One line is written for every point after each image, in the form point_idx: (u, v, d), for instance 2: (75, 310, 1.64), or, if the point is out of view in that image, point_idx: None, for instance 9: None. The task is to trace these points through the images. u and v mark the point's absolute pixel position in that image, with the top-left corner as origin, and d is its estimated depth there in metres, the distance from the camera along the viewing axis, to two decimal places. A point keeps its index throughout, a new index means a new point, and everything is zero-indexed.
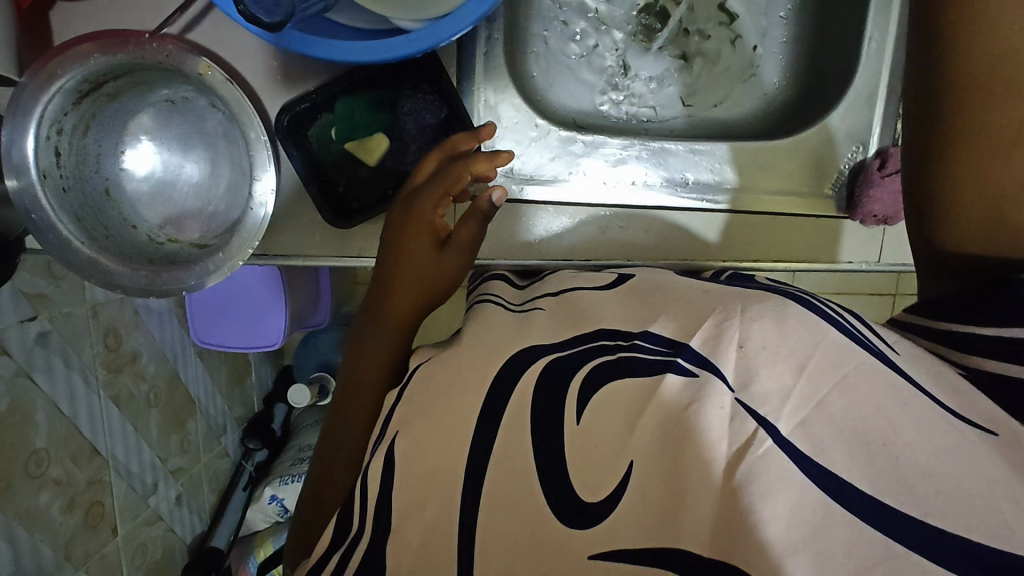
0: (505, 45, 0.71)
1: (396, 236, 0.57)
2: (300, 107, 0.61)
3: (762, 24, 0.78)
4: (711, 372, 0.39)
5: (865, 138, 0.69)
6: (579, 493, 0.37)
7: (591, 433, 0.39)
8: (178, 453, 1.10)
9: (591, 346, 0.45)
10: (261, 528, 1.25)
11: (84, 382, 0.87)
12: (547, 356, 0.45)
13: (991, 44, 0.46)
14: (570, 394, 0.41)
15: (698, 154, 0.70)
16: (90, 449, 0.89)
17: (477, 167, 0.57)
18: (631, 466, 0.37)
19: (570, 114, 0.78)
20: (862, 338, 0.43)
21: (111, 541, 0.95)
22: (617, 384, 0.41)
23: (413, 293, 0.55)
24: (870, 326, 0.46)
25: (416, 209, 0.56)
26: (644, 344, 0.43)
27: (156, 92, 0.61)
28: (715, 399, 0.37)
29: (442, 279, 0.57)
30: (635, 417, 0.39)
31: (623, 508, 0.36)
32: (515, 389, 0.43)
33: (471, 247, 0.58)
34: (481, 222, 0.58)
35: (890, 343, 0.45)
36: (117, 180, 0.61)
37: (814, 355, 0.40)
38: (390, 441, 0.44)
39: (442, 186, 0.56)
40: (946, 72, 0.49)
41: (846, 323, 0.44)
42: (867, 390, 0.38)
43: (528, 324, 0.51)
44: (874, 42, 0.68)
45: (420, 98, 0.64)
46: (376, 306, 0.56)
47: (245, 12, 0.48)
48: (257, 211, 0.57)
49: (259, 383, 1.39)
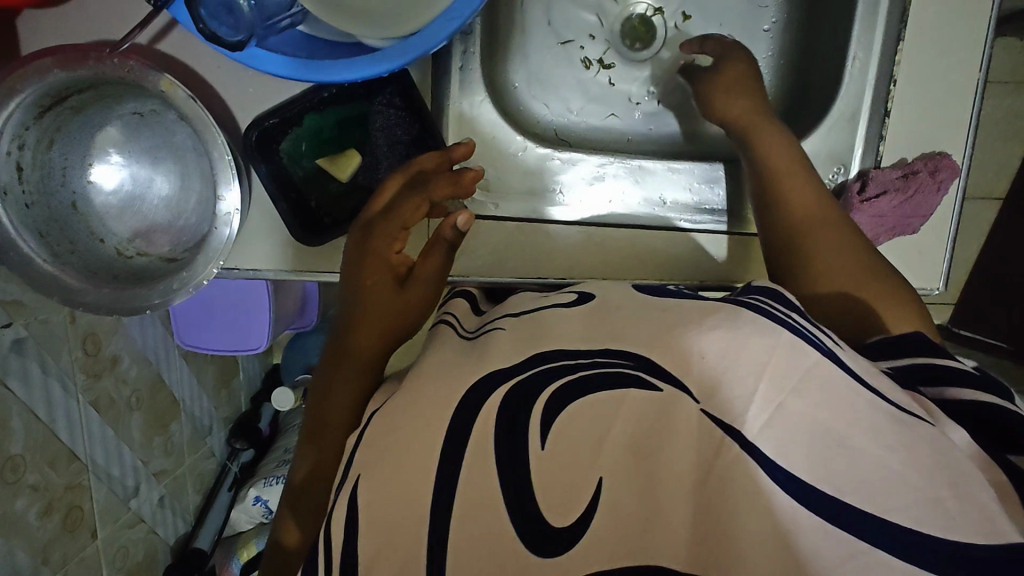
0: (484, 57, 0.70)
1: (354, 268, 0.56)
2: (269, 122, 0.59)
3: (748, 37, 0.76)
4: (676, 386, 0.39)
5: (846, 159, 0.68)
6: (549, 519, 0.36)
7: (558, 456, 0.38)
8: (160, 455, 1.10)
9: (545, 367, 0.42)
10: (245, 528, 1.25)
11: (62, 388, 0.86)
12: (505, 384, 0.41)
13: (780, 157, 0.63)
14: (535, 415, 0.39)
15: (676, 172, 0.71)
16: (68, 454, 0.88)
17: (439, 192, 0.58)
18: (601, 482, 0.37)
19: (551, 126, 0.77)
20: (811, 335, 0.40)
21: (90, 544, 0.95)
22: (585, 403, 0.39)
23: (378, 330, 0.54)
24: (816, 323, 0.43)
25: (373, 241, 0.56)
26: (609, 361, 0.41)
27: (123, 105, 0.60)
28: (681, 411, 0.37)
29: (405, 313, 0.55)
30: (602, 434, 0.38)
31: (595, 527, 0.36)
32: (481, 411, 0.40)
33: (435, 278, 0.57)
34: (446, 251, 0.58)
35: (836, 339, 0.42)
36: (84, 194, 0.60)
37: (772, 361, 0.37)
38: (352, 484, 0.41)
39: (401, 214, 0.57)
40: (766, 176, 0.63)
41: (791, 320, 0.41)
42: (839, 400, 0.36)
43: (492, 342, 0.47)
44: (857, 61, 0.66)
45: (392, 114, 0.63)
46: (340, 347, 0.55)
47: (205, 31, 0.47)
48: (223, 230, 0.57)
49: (248, 382, 1.38)
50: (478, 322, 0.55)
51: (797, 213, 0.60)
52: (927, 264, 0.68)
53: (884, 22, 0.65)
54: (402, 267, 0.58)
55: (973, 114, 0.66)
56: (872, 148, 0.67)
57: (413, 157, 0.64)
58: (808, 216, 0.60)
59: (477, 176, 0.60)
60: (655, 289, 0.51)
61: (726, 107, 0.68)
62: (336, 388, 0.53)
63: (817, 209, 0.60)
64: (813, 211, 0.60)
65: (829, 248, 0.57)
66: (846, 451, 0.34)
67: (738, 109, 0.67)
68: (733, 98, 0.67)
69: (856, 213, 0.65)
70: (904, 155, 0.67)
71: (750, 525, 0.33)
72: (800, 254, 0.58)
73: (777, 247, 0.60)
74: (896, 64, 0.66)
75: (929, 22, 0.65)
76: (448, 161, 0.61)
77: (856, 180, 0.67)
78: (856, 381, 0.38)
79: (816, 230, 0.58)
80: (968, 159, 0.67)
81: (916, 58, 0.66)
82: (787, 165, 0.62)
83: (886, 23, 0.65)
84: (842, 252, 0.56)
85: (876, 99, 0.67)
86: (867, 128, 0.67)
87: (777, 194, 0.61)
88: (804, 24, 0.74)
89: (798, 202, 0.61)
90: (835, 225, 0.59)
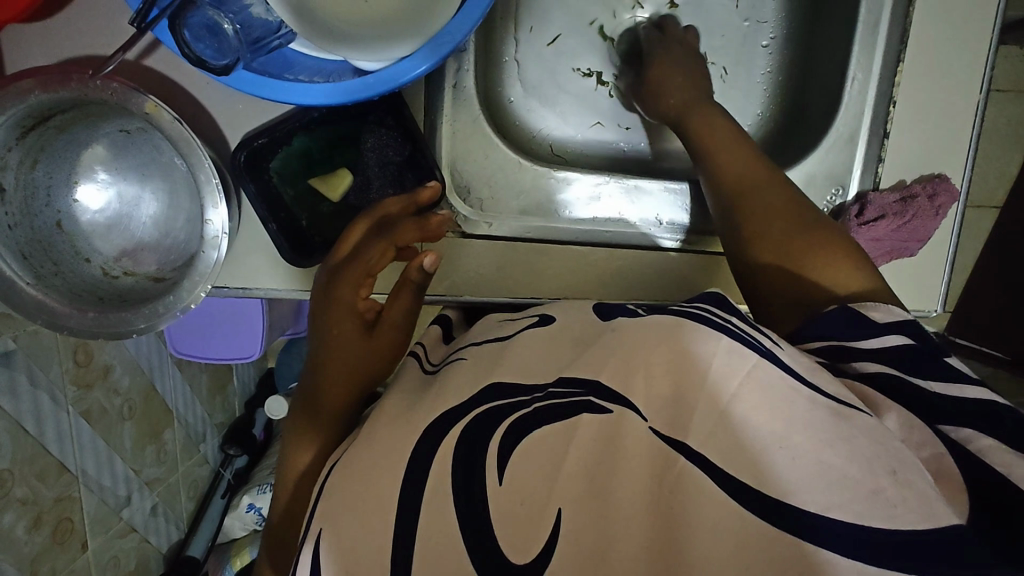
0: (478, 74, 0.69)
1: (321, 318, 0.55)
2: (257, 142, 0.58)
3: (746, 53, 0.75)
4: (623, 405, 0.38)
5: (844, 180, 0.67)
6: (510, 556, 0.35)
7: (516, 489, 0.37)
8: (153, 463, 1.08)
9: (500, 401, 0.41)
10: (238, 535, 1.23)
11: (52, 400, 0.84)
12: (466, 417, 0.41)
13: (711, 123, 0.64)
14: (490, 451, 0.38)
15: (674, 193, 0.70)
16: (58, 467, 0.87)
17: (406, 237, 0.56)
18: (560, 514, 0.35)
19: (548, 142, 0.76)
20: (749, 339, 0.39)
21: (80, 556, 0.94)
22: (537, 435, 0.38)
23: (346, 380, 0.54)
24: (755, 324, 0.42)
25: (338, 290, 0.55)
26: (559, 392, 0.40)
27: (109, 123, 0.59)
28: (633, 432, 0.37)
29: (376, 357, 0.55)
30: (557, 465, 0.37)
31: (557, 562, 0.34)
32: (441, 445, 0.39)
33: (403, 323, 0.57)
34: (415, 292, 0.57)
35: (775, 341, 0.41)
36: (69, 213, 0.59)
37: (710, 368, 0.37)
38: (316, 537, 0.39)
39: (367, 261, 0.55)
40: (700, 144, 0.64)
41: (728, 322, 0.40)
42: (791, 409, 0.35)
43: (461, 368, 0.48)
44: (857, 82, 0.66)
45: (384, 134, 0.61)
46: (308, 395, 0.55)
47: (189, 55, 0.47)
48: (210, 253, 0.56)
49: (241, 388, 1.36)
50: (443, 354, 0.57)
51: (739, 179, 0.60)
52: (926, 287, 0.68)
53: (883, 43, 0.65)
54: (369, 311, 0.57)
55: (973, 136, 0.65)
56: (871, 169, 0.66)
57: (404, 177, 0.62)
58: (750, 180, 0.60)
59: (443, 219, 0.58)
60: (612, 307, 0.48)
61: (663, 94, 0.68)
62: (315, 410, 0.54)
63: (752, 170, 0.60)
64: (749, 173, 0.60)
65: (768, 212, 0.57)
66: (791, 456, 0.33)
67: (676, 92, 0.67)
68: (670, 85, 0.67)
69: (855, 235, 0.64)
70: (904, 176, 0.66)
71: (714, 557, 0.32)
72: (744, 223, 0.58)
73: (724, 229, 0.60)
74: (895, 86, 0.65)
75: (928, 43, 0.64)
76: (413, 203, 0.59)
77: (854, 202, 0.66)
78: (793, 377, 0.37)
79: (762, 210, 0.58)
80: (967, 178, 0.66)
81: (918, 79, 0.65)
82: (724, 147, 0.62)
83: (886, 44, 0.65)
84: (784, 230, 0.57)
85: (875, 120, 0.66)
86: (865, 149, 0.66)
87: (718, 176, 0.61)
88: (803, 40, 0.74)
89: (739, 169, 0.61)
90: (777, 200, 0.58)
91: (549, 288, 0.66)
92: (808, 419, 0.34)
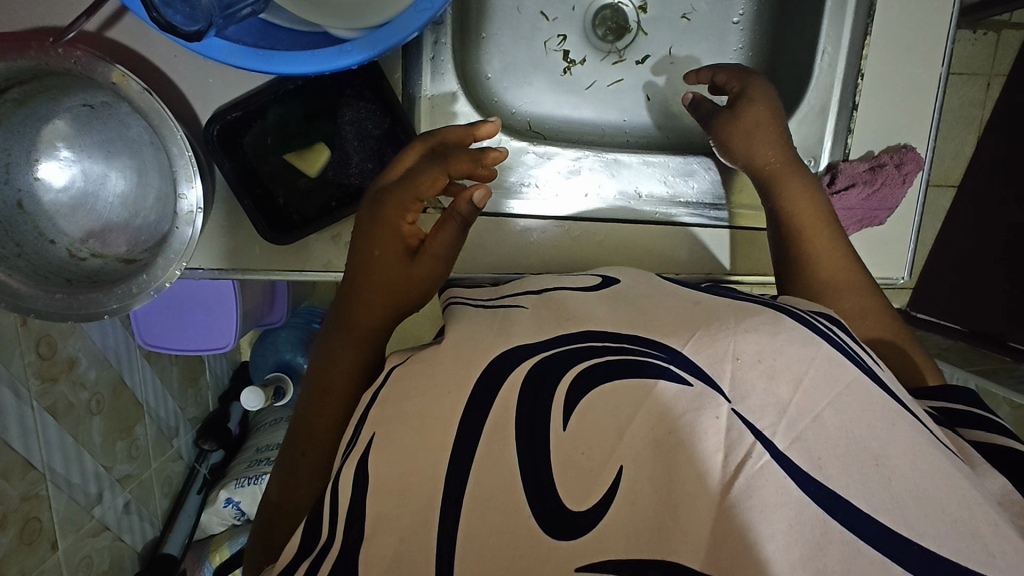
0: (455, 47, 0.69)
1: (363, 237, 0.52)
2: (232, 115, 0.57)
3: (718, 31, 0.77)
4: (707, 383, 0.38)
5: (817, 153, 0.69)
6: (566, 503, 0.35)
7: (578, 439, 0.37)
8: (125, 459, 1.04)
9: (576, 347, 0.41)
10: (216, 531, 1.18)
11: (14, 395, 0.80)
12: (532, 357, 0.40)
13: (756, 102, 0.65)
14: (559, 391, 0.38)
15: (651, 165, 0.71)
16: (23, 464, 0.83)
17: (458, 168, 0.52)
18: (620, 471, 0.36)
19: (526, 117, 0.76)
20: (852, 352, 0.42)
21: (51, 556, 0.90)
22: (607, 389, 0.38)
23: (380, 303, 0.51)
24: (858, 341, 0.45)
25: (384, 210, 0.51)
26: (637, 348, 0.40)
27: (70, 97, 0.56)
28: (711, 410, 0.36)
29: (413, 287, 0.51)
30: (623, 425, 0.37)
31: (611, 516, 0.35)
32: (504, 384, 0.39)
33: (445, 256, 0.52)
34: (460, 226, 0.52)
35: (877, 360, 0.44)
36: (31, 192, 0.57)
37: (809, 370, 0.39)
38: (366, 441, 0.40)
39: (417, 185, 0.51)
40: (719, 122, 0.66)
41: (832, 333, 0.43)
42: (859, 410, 0.37)
43: (514, 316, 0.46)
44: (827, 55, 0.67)
45: (362, 107, 0.60)
46: (342, 314, 0.52)
47: (158, 20, 0.44)
48: (184, 230, 0.54)
49: (215, 381, 1.32)
50: (490, 295, 0.53)
51: (758, 158, 0.64)
52: (894, 255, 0.70)
53: (852, 17, 0.66)
54: (414, 239, 0.53)
55: (937, 107, 0.68)
56: (841, 142, 0.69)
57: (384, 152, 0.61)
58: (777, 163, 0.63)
59: (502, 156, 0.53)
60: (722, 288, 0.51)
61: (729, 138, 0.66)
62: (329, 371, 0.51)
63: (783, 156, 0.63)
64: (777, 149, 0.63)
65: (787, 187, 0.62)
66: (881, 467, 0.34)
67: (759, 137, 0.64)
68: (761, 141, 0.63)
69: None
70: (870, 147, 0.68)
71: (765, 547, 0.31)
72: (784, 208, 0.62)
73: (780, 248, 0.62)
74: (862, 59, 0.67)
75: (896, 17, 0.66)
76: (473, 139, 0.56)
77: (826, 172, 0.68)
78: (894, 399, 0.39)
79: (821, 237, 0.60)
80: (931, 147, 0.69)
81: (885, 52, 0.67)
82: (796, 181, 0.62)
83: (855, 17, 0.66)
84: (820, 212, 0.61)
85: (843, 93, 0.68)
86: (836, 120, 0.68)
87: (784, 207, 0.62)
88: (771, 19, 0.75)
89: (766, 139, 0.64)
90: (831, 228, 0.61)
91: (535, 270, 0.67)
92: (907, 436, 0.36)
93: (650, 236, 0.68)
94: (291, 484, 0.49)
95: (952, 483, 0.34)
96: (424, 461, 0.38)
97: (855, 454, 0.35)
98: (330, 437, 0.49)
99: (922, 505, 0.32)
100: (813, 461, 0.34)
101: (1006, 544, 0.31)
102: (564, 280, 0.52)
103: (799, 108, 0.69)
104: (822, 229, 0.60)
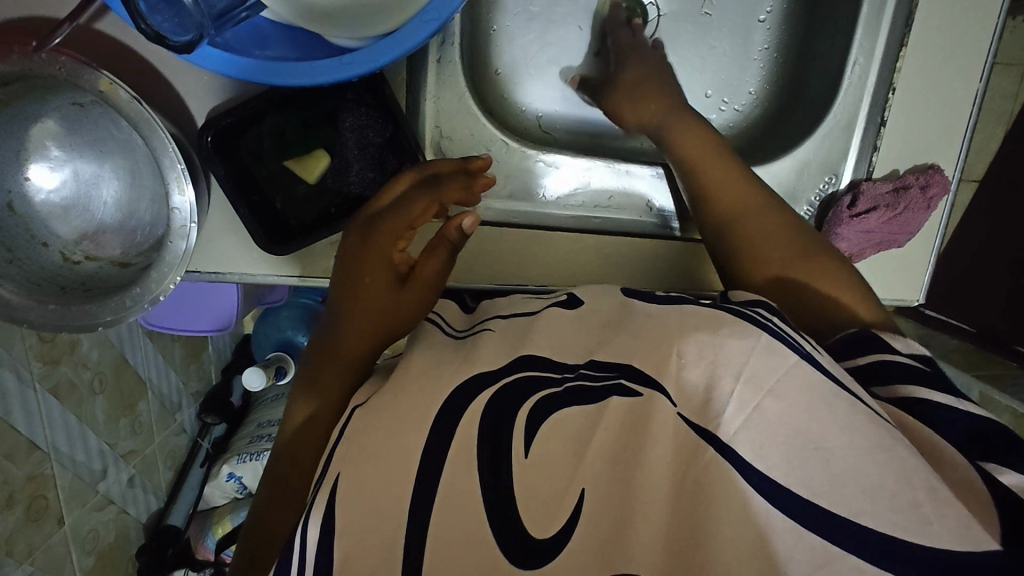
0: (464, 47, 0.65)
1: (352, 262, 0.53)
2: (226, 121, 0.54)
3: (743, 28, 0.72)
4: (654, 388, 0.37)
5: (838, 169, 0.66)
6: (532, 531, 0.35)
7: (540, 466, 0.37)
8: (128, 435, 1.02)
9: (532, 374, 0.40)
10: (220, 503, 1.18)
11: (16, 377, 0.77)
12: (495, 385, 0.40)
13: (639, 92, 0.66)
14: (518, 426, 0.37)
15: (666, 178, 0.68)
16: (27, 446, 0.80)
17: (450, 196, 0.55)
18: (581, 495, 0.36)
19: (534, 117, 0.73)
20: (790, 338, 0.39)
21: (57, 532, 0.88)
22: (564, 414, 0.37)
23: (367, 328, 0.51)
24: (791, 326, 0.42)
25: (375, 237, 0.53)
26: (591, 374, 0.39)
27: (59, 96, 0.53)
28: (658, 418, 0.36)
29: (401, 312, 0.52)
30: (583, 445, 0.37)
31: (576, 538, 0.35)
32: (466, 410, 0.39)
33: (435, 283, 0.54)
34: (448, 253, 0.55)
35: (815, 346, 0.41)
36: (21, 194, 0.55)
37: (749, 359, 0.36)
38: (330, 482, 0.39)
39: (408, 212, 0.53)
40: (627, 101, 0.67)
41: (771, 323, 0.40)
42: (799, 395, 0.35)
43: (481, 344, 0.46)
44: (858, 67, 0.64)
45: (363, 113, 0.58)
46: (330, 339, 0.52)
47: (146, 31, 0.43)
48: (179, 244, 0.52)
49: (217, 354, 1.29)
50: (467, 321, 0.53)
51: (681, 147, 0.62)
52: (916, 275, 0.68)
53: (888, 28, 0.63)
54: (403, 265, 0.54)
55: (968, 126, 0.65)
56: (866, 157, 0.65)
57: (386, 160, 0.59)
58: (699, 153, 0.61)
59: (489, 183, 0.58)
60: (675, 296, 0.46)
61: (690, 153, 0.62)
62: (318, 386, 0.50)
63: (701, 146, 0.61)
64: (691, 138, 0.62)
65: (715, 177, 0.60)
66: (820, 452, 0.33)
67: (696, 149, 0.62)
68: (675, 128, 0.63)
69: (845, 226, 0.64)
70: (897, 166, 0.66)
71: (773, 552, 0.31)
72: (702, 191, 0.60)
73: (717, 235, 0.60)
74: (896, 71, 0.64)
75: (929, 33, 0.63)
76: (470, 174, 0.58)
77: (847, 192, 0.65)
78: (839, 384, 0.37)
79: (752, 221, 0.58)
80: (959, 167, 0.66)
81: (915, 68, 0.64)
82: (731, 187, 0.59)
83: (890, 29, 0.63)
84: (748, 196, 0.59)
85: (870, 107, 0.64)
86: (861, 137, 0.65)
87: (732, 218, 0.59)
88: (801, 18, 0.71)
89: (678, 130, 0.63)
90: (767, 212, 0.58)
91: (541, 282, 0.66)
92: (853, 422, 0.34)
93: (646, 251, 0.67)
94: (275, 507, 0.47)
95: (893, 457, 0.33)
96: (428, 504, 0.36)
97: (803, 443, 0.33)
98: (310, 464, 0.47)
99: (865, 488, 0.32)
100: (767, 462, 0.33)
101: (948, 510, 0.32)
102: (531, 301, 0.51)
103: (827, 121, 0.65)
104: (756, 214, 0.58)
